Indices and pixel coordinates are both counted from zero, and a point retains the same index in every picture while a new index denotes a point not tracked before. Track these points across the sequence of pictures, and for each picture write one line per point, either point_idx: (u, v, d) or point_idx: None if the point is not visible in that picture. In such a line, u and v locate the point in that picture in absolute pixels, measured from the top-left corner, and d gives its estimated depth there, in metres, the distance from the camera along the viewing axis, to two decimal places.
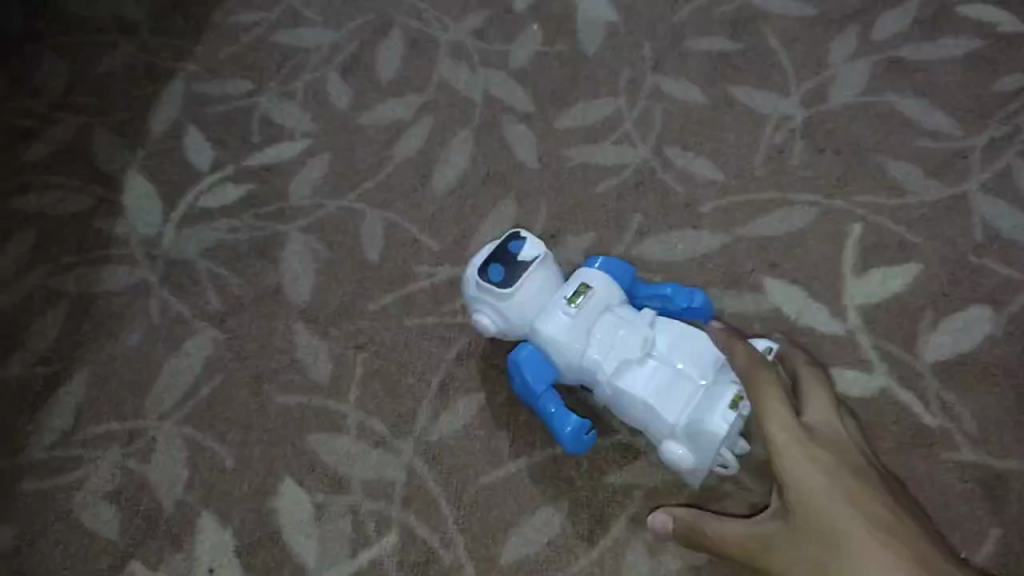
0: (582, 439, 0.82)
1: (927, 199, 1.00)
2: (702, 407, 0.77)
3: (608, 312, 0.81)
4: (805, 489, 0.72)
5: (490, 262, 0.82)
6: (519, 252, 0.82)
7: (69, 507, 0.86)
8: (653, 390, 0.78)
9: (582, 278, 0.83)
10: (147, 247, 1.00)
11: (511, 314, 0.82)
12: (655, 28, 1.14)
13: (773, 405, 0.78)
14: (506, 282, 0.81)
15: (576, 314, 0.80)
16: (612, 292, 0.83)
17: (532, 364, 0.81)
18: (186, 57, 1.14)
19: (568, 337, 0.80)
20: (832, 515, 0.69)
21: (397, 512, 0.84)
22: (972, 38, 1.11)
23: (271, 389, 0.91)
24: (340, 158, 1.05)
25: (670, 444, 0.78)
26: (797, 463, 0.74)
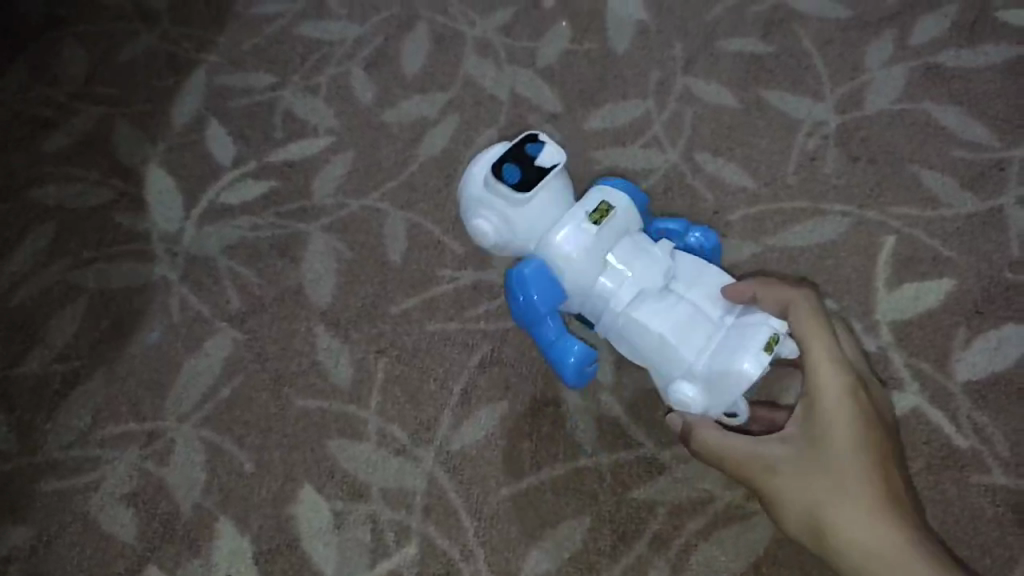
0: (583, 372, 0.81)
1: (962, 213, 0.97)
2: (726, 345, 0.73)
3: (627, 238, 0.79)
4: (828, 435, 0.68)
5: (507, 158, 0.76)
6: (540, 154, 0.77)
7: (87, 508, 0.86)
8: (669, 324, 0.76)
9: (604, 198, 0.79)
10: (168, 244, 0.99)
11: (518, 223, 0.77)
12: (686, 27, 1.09)
13: (820, 344, 0.71)
14: (521, 184, 0.76)
15: (594, 235, 0.77)
16: (632, 217, 0.80)
17: (540, 283, 0.78)
18: (208, 48, 1.11)
19: (585, 256, 0.77)
20: (850, 479, 0.66)
21: (417, 523, 0.84)
22: (1011, 46, 1.06)
23: (290, 393, 0.91)
24: (364, 156, 1.02)
25: (682, 385, 0.74)
26: (833, 407, 0.68)
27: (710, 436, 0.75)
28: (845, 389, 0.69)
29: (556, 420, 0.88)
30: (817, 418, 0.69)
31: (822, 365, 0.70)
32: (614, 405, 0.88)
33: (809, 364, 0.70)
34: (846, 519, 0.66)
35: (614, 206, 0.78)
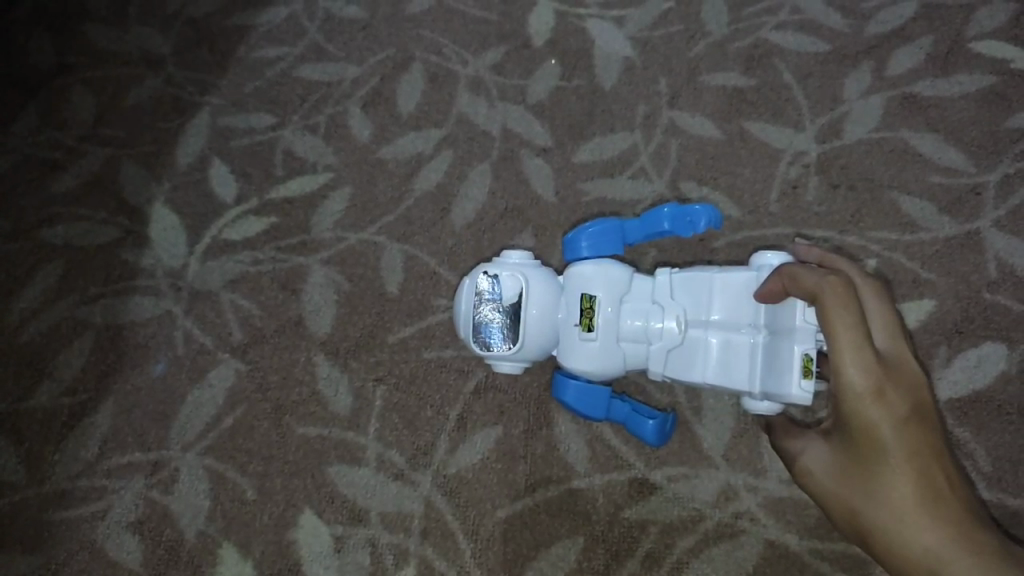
0: (663, 429, 0.84)
1: (940, 236, 1.01)
2: (770, 370, 0.77)
3: (625, 304, 0.83)
4: (858, 440, 0.71)
5: (481, 323, 0.82)
6: (501, 298, 0.82)
7: (94, 537, 0.91)
8: (712, 364, 0.81)
9: (581, 284, 0.83)
10: (172, 279, 1.03)
11: (534, 354, 0.84)
12: (671, 62, 1.13)
13: (847, 336, 0.69)
14: (510, 337, 0.82)
15: (598, 335, 0.82)
16: (614, 283, 0.83)
17: (577, 390, 0.85)
18: (211, 91, 1.15)
19: (606, 354, 0.83)
20: (883, 482, 0.70)
21: (415, 546, 0.88)
22: (985, 74, 1.09)
23: (292, 421, 0.94)
24: (362, 191, 1.06)
25: (755, 405, 0.80)
26: (858, 413, 0.70)
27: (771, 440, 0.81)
28: (868, 393, 0.69)
29: (549, 442, 0.90)
30: (847, 423, 0.71)
31: (843, 365, 0.69)
32: (603, 426, 0.90)
33: (838, 375, 0.70)
34: (888, 525, 0.70)
35: (593, 295, 0.82)
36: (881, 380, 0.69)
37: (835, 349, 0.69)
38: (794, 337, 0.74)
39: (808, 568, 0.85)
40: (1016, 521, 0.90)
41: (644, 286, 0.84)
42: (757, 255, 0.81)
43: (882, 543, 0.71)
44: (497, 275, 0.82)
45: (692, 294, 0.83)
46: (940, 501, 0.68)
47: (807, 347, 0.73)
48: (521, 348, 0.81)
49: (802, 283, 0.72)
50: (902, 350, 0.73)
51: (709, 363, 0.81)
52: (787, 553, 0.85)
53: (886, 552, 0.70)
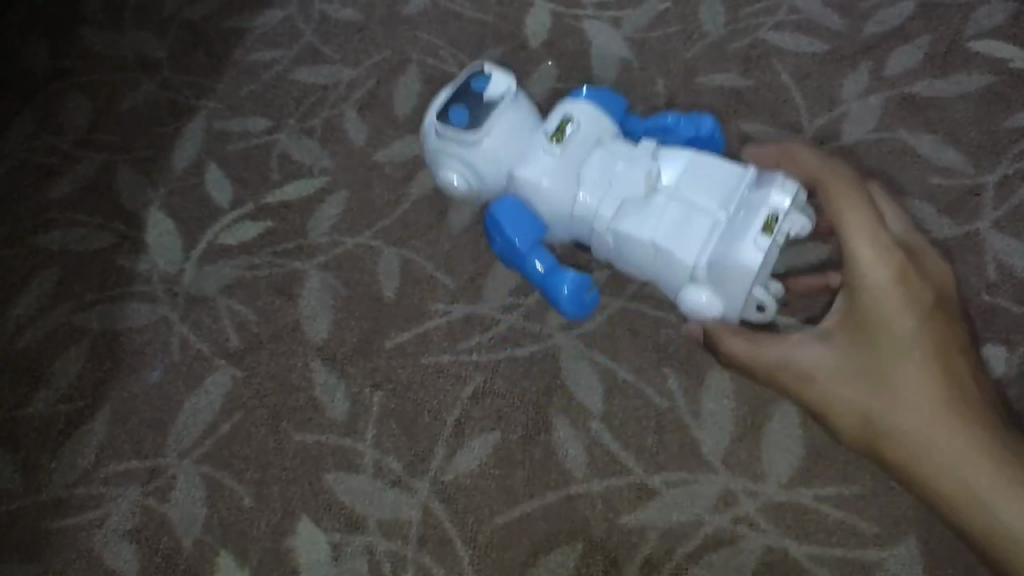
0: (580, 300, 0.91)
1: (939, 237, 1.00)
2: (728, 236, 0.82)
3: (600, 150, 0.89)
4: (878, 331, 0.76)
5: (454, 105, 0.89)
6: (484, 91, 0.90)
7: (92, 545, 0.88)
8: (665, 228, 0.85)
9: (539, 151, 0.88)
10: (168, 285, 1.02)
11: (484, 167, 0.89)
12: (668, 62, 1.14)
13: (863, 234, 0.79)
14: (474, 123, 0.88)
15: (560, 153, 0.87)
16: (597, 123, 0.90)
17: (513, 219, 0.88)
18: (208, 95, 1.16)
19: (559, 176, 0.87)
20: (899, 375, 0.75)
21: (414, 552, 0.86)
22: (985, 74, 1.10)
23: (289, 427, 0.92)
24: (358, 195, 1.06)
25: (693, 291, 0.84)
26: (881, 306, 0.76)
27: (742, 348, 0.83)
28: (889, 280, 0.77)
29: (548, 448, 0.89)
30: (863, 318, 0.77)
31: (863, 256, 0.78)
32: (602, 431, 0.90)
33: (859, 273, 0.78)
34: (911, 422, 0.75)
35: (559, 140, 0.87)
36: (900, 272, 0.77)
37: (853, 254, 0.78)
38: (765, 202, 0.81)
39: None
40: None
41: (624, 146, 0.89)
42: None
43: (894, 443, 0.76)
44: (490, 73, 0.90)
45: (670, 172, 0.88)
46: (968, 402, 0.75)
47: (774, 209, 0.81)
48: (478, 138, 0.87)
49: (806, 162, 0.88)
50: (920, 240, 0.82)
51: (646, 172, 0.86)
52: (786, 558, 0.83)
53: (899, 455, 0.76)
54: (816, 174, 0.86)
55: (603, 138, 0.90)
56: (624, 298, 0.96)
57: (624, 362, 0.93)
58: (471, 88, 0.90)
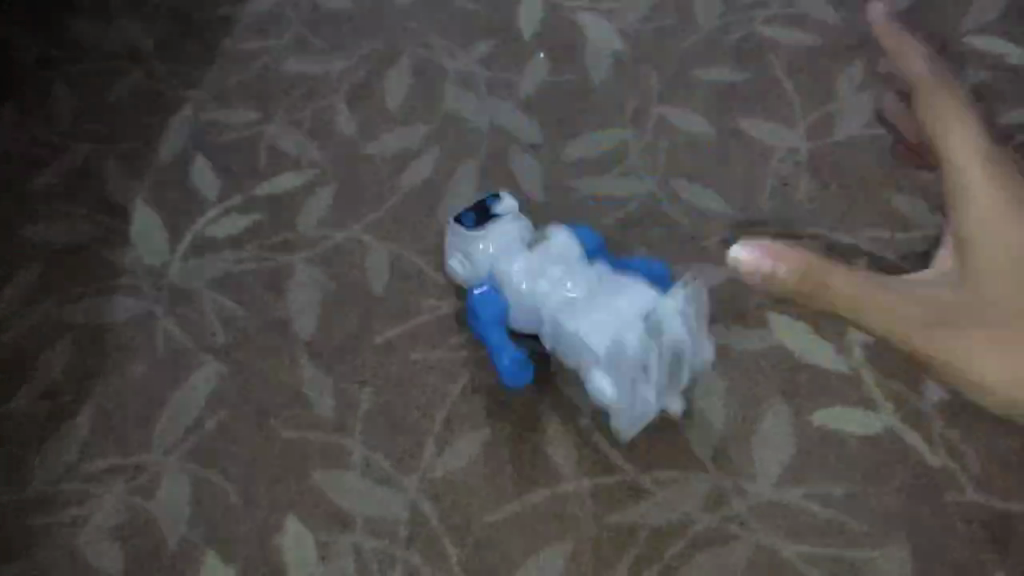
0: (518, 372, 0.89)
1: (930, 234, 1.01)
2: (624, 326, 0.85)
3: (562, 257, 0.91)
4: (986, 250, 0.92)
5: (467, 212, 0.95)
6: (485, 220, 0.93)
7: (75, 543, 0.87)
8: (591, 327, 0.86)
9: (510, 264, 0.91)
10: (154, 278, 1.01)
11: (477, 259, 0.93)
12: (661, 57, 1.14)
13: (970, 154, 0.99)
14: (475, 225, 0.93)
15: (526, 254, 0.92)
16: (565, 254, 0.92)
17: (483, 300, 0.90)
18: (196, 86, 1.15)
19: (524, 269, 0.91)
20: (987, 278, 0.90)
21: (402, 551, 0.84)
22: (980, 69, 1.10)
23: (276, 423, 0.91)
24: (349, 188, 1.06)
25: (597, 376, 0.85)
26: (982, 223, 0.94)
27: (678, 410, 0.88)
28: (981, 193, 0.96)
29: (538, 445, 0.88)
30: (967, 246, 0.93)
31: (969, 176, 0.98)
32: (593, 429, 0.89)
33: (970, 202, 0.96)
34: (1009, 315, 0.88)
35: (500, 268, 0.92)
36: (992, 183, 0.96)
37: (958, 162, 0.99)
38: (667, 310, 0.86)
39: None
40: (1002, 523, 0.83)
41: (586, 266, 0.91)
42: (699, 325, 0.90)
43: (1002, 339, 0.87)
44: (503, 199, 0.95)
45: (615, 287, 0.88)
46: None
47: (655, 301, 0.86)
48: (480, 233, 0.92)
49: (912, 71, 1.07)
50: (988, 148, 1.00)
51: (584, 319, 0.86)
52: (775, 558, 0.83)
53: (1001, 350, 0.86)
54: (920, 83, 1.06)
55: (567, 271, 0.90)
56: None
57: None
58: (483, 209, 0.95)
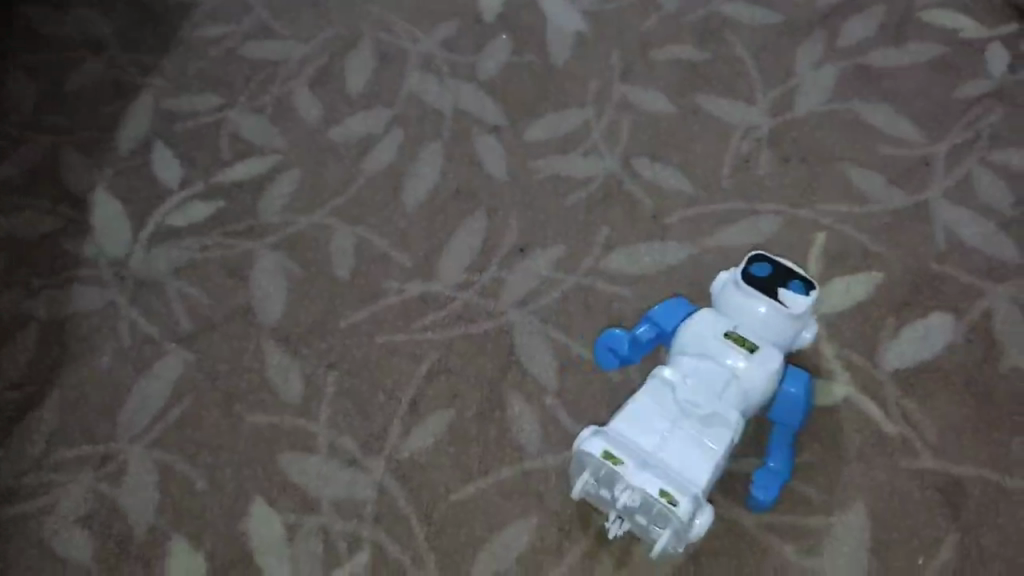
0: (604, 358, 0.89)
1: (890, 206, 1.01)
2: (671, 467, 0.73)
3: (715, 380, 0.78)
4: None
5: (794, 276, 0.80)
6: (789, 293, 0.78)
7: (42, 533, 0.85)
8: (644, 417, 0.76)
9: (738, 364, 0.78)
10: (117, 268, 1.00)
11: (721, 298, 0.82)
12: (624, 37, 1.16)
13: None
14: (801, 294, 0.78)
15: (720, 340, 0.80)
16: (744, 394, 0.78)
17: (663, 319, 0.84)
18: (155, 74, 1.16)
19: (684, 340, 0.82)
20: None
21: (368, 531, 0.84)
22: (937, 43, 1.13)
23: (242, 409, 0.91)
24: (312, 174, 1.06)
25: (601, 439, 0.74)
26: None
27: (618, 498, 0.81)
28: None
29: (503, 424, 0.89)
30: None
31: None
32: (557, 408, 0.90)
33: None
34: None
35: (731, 343, 0.79)
36: None
37: None
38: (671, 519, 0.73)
39: (769, 548, 0.82)
40: (958, 488, 0.84)
41: (731, 409, 0.77)
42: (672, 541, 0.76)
43: None
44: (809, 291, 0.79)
45: (703, 442, 0.75)
46: None
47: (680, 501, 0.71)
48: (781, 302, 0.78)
49: None
50: None
51: (714, 450, 0.74)
52: (737, 527, 0.83)
53: None
54: None
55: (698, 393, 0.77)
56: (579, 273, 0.97)
57: (579, 337, 0.93)
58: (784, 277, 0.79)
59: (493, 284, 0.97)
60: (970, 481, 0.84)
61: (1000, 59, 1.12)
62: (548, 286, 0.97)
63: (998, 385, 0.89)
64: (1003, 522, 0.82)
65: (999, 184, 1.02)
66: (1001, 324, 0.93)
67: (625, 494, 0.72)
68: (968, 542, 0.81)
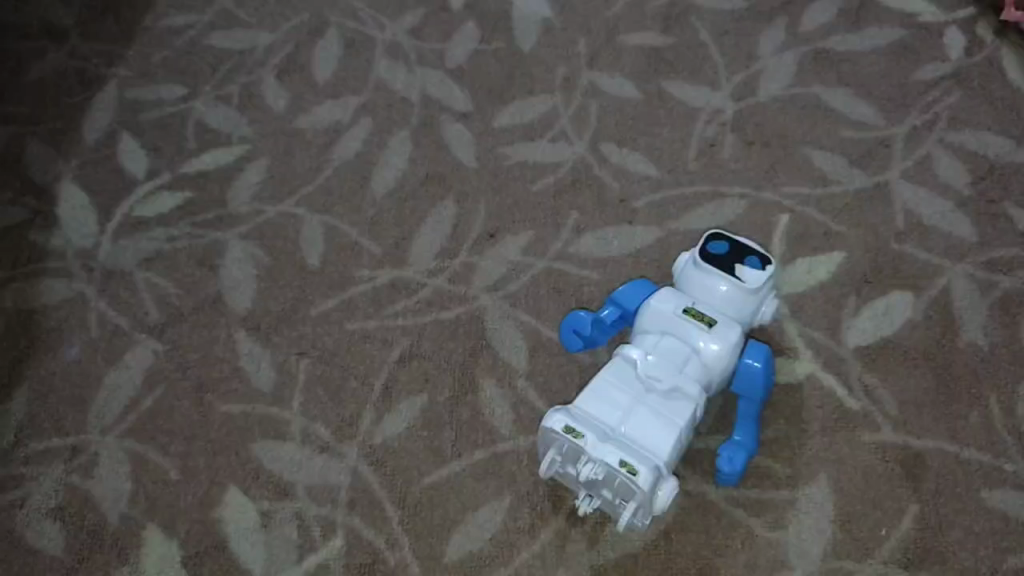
0: (573, 338, 0.90)
1: (851, 188, 1.03)
2: (633, 443, 0.76)
3: (677, 357, 0.81)
4: None
5: (754, 253, 0.84)
6: (748, 270, 0.83)
7: (13, 525, 0.85)
8: (609, 393, 0.79)
9: (700, 340, 0.81)
10: (84, 259, 1.00)
11: (685, 278, 0.86)
12: (590, 24, 1.17)
13: None
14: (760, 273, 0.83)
15: (681, 317, 0.82)
16: (705, 369, 0.81)
17: (629, 296, 0.86)
18: (118, 63, 1.15)
19: (646, 317, 0.84)
20: None
21: (343, 516, 0.85)
22: (896, 27, 1.16)
23: (214, 399, 0.91)
24: (280, 162, 1.06)
25: (565, 416, 0.77)
26: None
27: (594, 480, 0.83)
28: None
29: (474, 408, 0.90)
30: None
31: None
32: (528, 390, 0.91)
33: None
34: None
35: (691, 320, 0.82)
36: None
37: None
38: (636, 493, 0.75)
39: (736, 522, 0.84)
40: (917, 460, 0.86)
41: (693, 384, 0.80)
42: (642, 514, 0.78)
43: None
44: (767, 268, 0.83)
45: (666, 416, 0.77)
46: None
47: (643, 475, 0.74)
48: (740, 278, 0.82)
49: None
50: None
51: (676, 423, 0.77)
52: (704, 503, 0.85)
53: None
54: None
55: (660, 368, 0.80)
56: (548, 258, 0.99)
57: (549, 321, 0.95)
58: (744, 255, 0.84)
59: (463, 270, 0.98)
60: (930, 455, 0.87)
61: (956, 42, 1.14)
62: (517, 270, 0.98)
63: (956, 360, 0.92)
64: (963, 494, 0.84)
65: (957, 164, 1.04)
66: (959, 301, 0.95)
67: (589, 468, 0.75)
68: (928, 511, 0.84)
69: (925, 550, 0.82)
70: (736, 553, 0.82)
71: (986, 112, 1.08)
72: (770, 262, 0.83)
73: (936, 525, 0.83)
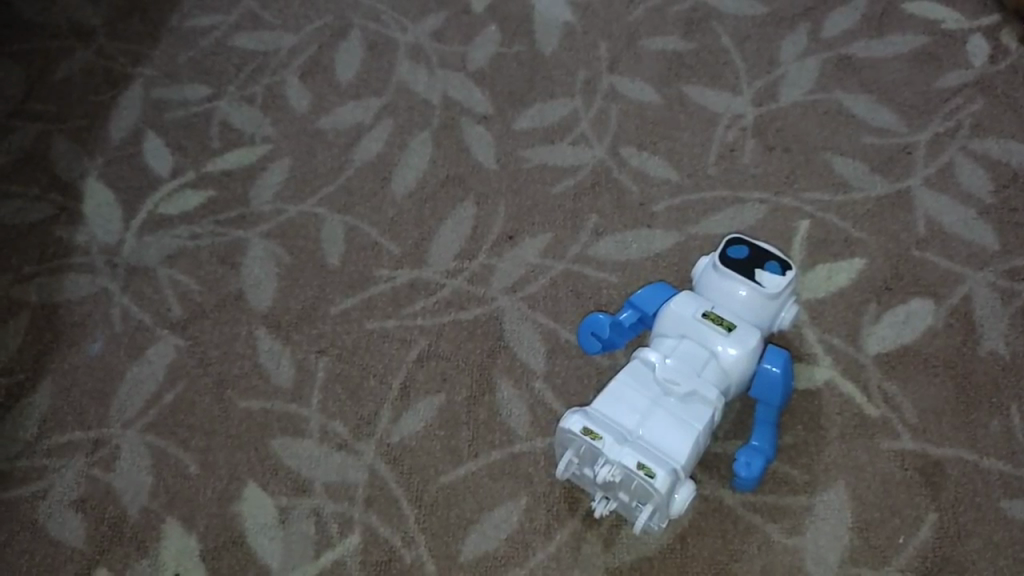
0: (591, 340, 0.90)
1: (872, 195, 1.03)
2: (651, 446, 0.75)
3: (696, 361, 0.81)
4: None
5: (773, 258, 0.84)
6: (767, 274, 0.83)
7: (35, 516, 0.86)
8: (627, 396, 0.79)
9: (718, 344, 0.81)
10: (108, 255, 1.01)
11: (704, 280, 0.86)
12: (611, 28, 1.18)
13: None
14: (779, 278, 0.83)
15: (699, 320, 0.82)
16: (723, 373, 0.81)
17: (651, 298, 0.86)
18: (144, 63, 1.16)
19: (665, 321, 0.84)
20: None
21: (360, 513, 0.85)
22: (919, 34, 1.15)
23: (234, 395, 0.92)
24: (302, 163, 1.07)
25: (583, 417, 0.76)
26: None
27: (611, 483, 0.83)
28: None
29: (492, 408, 0.90)
30: None
31: None
32: (545, 391, 0.91)
33: None
34: None
35: (710, 323, 0.82)
36: None
37: None
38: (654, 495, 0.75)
39: (753, 527, 0.83)
40: (937, 469, 0.86)
41: (711, 387, 0.80)
42: (658, 517, 0.78)
43: None
44: (786, 273, 0.83)
45: (684, 419, 0.77)
46: None
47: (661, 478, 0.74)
48: (759, 282, 0.83)
49: None
50: None
51: (694, 427, 0.77)
52: (721, 507, 0.85)
53: None
54: None
55: (679, 371, 0.80)
56: (567, 261, 0.99)
57: (568, 323, 0.95)
58: (763, 259, 0.84)
59: (482, 270, 0.98)
60: (950, 463, 0.86)
61: (980, 49, 1.13)
62: (536, 272, 0.98)
63: (977, 369, 0.91)
64: (983, 504, 0.84)
65: (980, 172, 1.03)
66: (981, 309, 0.95)
67: (606, 469, 0.75)
68: (946, 520, 0.83)
69: (943, 559, 0.81)
70: (753, 558, 0.82)
71: (1011, 120, 1.07)
72: (789, 267, 0.84)
73: (955, 534, 0.82)
